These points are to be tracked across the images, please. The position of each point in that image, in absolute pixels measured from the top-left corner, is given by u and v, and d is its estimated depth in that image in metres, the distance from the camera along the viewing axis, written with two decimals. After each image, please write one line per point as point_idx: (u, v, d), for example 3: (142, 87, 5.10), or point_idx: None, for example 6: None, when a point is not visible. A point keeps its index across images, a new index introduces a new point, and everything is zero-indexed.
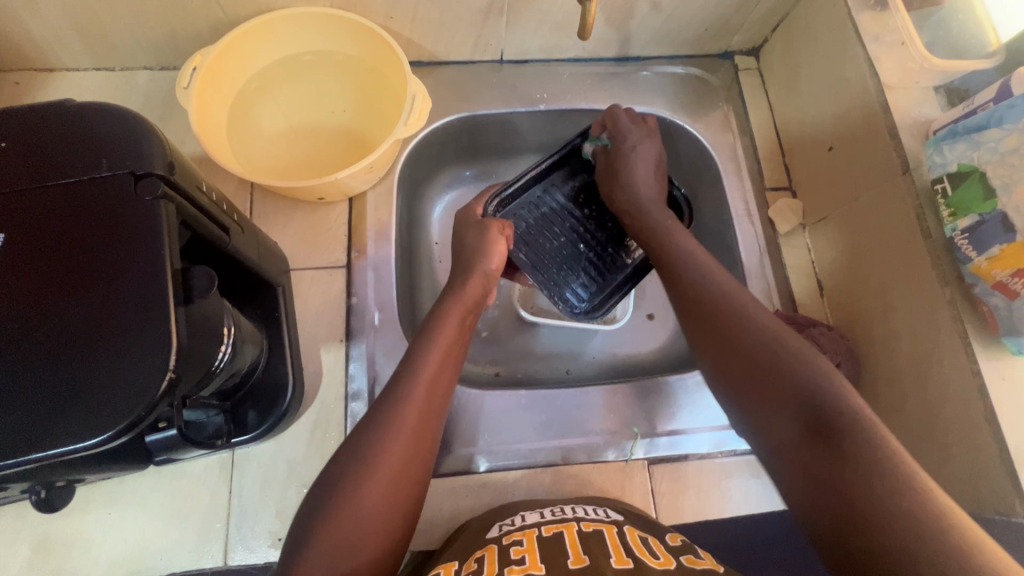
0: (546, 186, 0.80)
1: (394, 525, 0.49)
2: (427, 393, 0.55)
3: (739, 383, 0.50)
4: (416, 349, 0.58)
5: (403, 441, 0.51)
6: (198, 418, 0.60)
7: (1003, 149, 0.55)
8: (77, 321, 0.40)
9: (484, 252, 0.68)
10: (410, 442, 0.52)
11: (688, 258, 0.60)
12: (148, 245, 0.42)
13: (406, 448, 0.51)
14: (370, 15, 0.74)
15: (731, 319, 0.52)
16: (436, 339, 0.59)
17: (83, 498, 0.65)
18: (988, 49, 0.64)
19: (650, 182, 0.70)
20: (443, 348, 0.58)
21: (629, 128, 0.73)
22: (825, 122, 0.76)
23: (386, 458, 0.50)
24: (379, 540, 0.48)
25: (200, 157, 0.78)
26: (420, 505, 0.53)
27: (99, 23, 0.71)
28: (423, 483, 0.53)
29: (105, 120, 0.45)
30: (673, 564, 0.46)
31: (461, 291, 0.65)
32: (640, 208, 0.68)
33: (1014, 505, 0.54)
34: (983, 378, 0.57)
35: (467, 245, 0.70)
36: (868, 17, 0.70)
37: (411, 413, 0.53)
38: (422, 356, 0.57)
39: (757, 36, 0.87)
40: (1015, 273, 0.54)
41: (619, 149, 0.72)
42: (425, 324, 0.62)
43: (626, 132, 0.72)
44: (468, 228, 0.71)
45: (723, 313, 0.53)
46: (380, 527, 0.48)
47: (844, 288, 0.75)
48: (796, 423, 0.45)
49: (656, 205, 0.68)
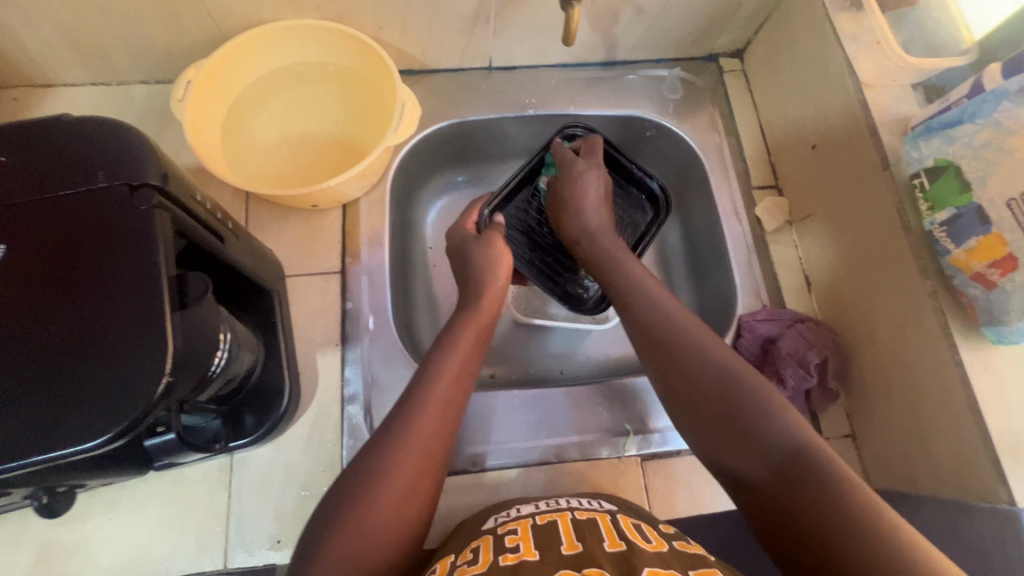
0: (524, 193, 0.83)
1: (410, 521, 0.50)
2: (444, 405, 0.56)
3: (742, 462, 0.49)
4: (432, 361, 0.59)
5: (419, 445, 0.53)
6: (196, 423, 0.63)
7: (976, 143, 0.56)
8: (76, 326, 0.41)
9: (489, 266, 0.70)
10: (422, 449, 0.53)
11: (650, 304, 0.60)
12: (144, 252, 0.43)
13: (419, 451, 0.52)
14: (360, 25, 0.76)
15: (687, 359, 0.55)
16: (455, 351, 0.60)
17: (85, 504, 0.66)
18: (963, 46, 0.66)
19: (599, 209, 0.71)
20: (459, 362, 0.59)
21: (574, 159, 0.73)
22: (808, 121, 0.78)
23: (402, 459, 0.51)
24: (393, 538, 0.49)
25: (196, 168, 0.79)
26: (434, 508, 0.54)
27: (95, 38, 0.72)
28: (438, 485, 0.54)
29: (100, 133, 0.47)
30: (665, 546, 0.48)
31: (477, 307, 0.66)
32: (591, 235, 0.69)
33: (997, 493, 0.55)
34: (964, 368, 0.58)
35: (473, 266, 0.70)
36: (846, 18, 0.71)
37: (429, 417, 0.54)
38: (439, 367, 0.58)
39: (741, 37, 0.88)
40: (992, 264, 0.55)
41: (573, 174, 0.72)
42: (439, 342, 0.62)
43: (578, 162, 0.73)
44: (473, 244, 0.72)
45: (688, 360, 0.55)
46: (395, 526, 0.49)
47: (831, 284, 0.76)
48: (760, 467, 0.48)
49: (605, 232, 0.69)
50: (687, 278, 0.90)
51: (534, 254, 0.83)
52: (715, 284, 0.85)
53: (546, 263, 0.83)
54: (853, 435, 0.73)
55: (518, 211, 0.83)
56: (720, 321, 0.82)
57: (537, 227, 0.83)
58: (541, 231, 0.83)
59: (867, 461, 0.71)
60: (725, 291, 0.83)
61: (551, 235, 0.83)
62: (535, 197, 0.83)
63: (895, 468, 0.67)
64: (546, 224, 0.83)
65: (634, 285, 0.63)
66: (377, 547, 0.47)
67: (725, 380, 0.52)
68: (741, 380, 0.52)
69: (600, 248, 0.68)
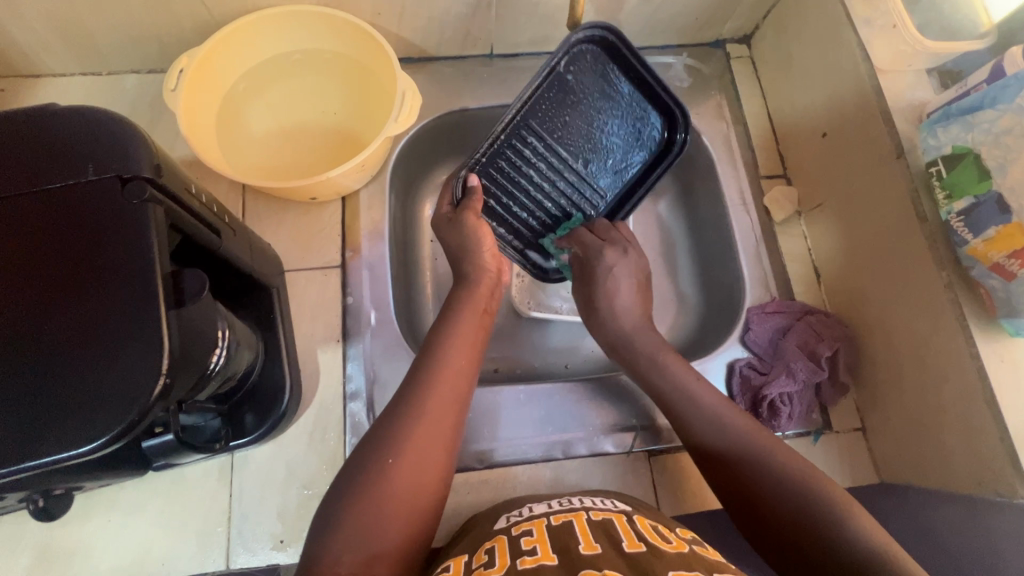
0: (532, 116, 0.72)
1: (419, 523, 0.49)
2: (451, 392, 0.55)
3: (768, 533, 0.52)
4: (432, 350, 0.58)
5: (424, 432, 0.52)
6: (196, 422, 0.60)
7: (997, 130, 0.54)
8: (67, 329, 0.39)
9: (473, 245, 0.67)
10: (429, 438, 0.52)
11: (684, 394, 0.62)
12: (136, 249, 0.41)
13: (423, 440, 0.51)
14: (357, 11, 0.73)
15: (707, 429, 0.59)
16: (457, 336, 0.60)
17: (82, 506, 0.64)
18: (981, 29, 0.63)
19: (631, 308, 0.71)
20: (464, 349, 0.59)
21: (602, 249, 0.73)
22: (819, 108, 0.76)
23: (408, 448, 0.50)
24: (401, 533, 0.47)
25: (190, 160, 0.77)
26: (443, 504, 0.52)
27: (83, 26, 0.70)
28: (449, 473, 0.53)
29: (89, 124, 0.45)
30: (686, 547, 0.47)
31: (471, 289, 0.65)
32: (627, 343, 0.69)
33: (1014, 487, 0.54)
34: (981, 361, 0.57)
35: (454, 245, 0.68)
36: (859, 1, 0.69)
37: (434, 403, 0.53)
38: (444, 352, 0.58)
39: (748, 23, 0.86)
40: (1011, 254, 0.53)
41: (602, 270, 0.72)
42: (433, 330, 0.61)
43: (607, 254, 0.72)
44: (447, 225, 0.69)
45: (721, 442, 0.57)
46: (403, 518, 0.48)
47: (842, 275, 0.74)
48: (777, 534, 0.51)
49: (641, 331, 0.69)
50: (694, 270, 0.88)
51: (517, 187, 0.77)
52: (722, 277, 0.84)
53: (532, 198, 0.78)
54: (864, 427, 0.72)
55: (508, 136, 0.73)
56: (728, 314, 0.80)
57: (535, 158, 0.75)
58: (529, 162, 0.75)
59: (878, 452, 0.70)
60: (733, 284, 0.81)
61: (548, 169, 0.76)
62: (532, 122, 0.72)
63: (908, 459, 0.66)
64: (547, 155, 0.75)
65: (682, 389, 0.63)
66: (382, 537, 0.46)
67: (737, 445, 0.56)
68: (752, 445, 0.56)
69: (637, 353, 0.68)
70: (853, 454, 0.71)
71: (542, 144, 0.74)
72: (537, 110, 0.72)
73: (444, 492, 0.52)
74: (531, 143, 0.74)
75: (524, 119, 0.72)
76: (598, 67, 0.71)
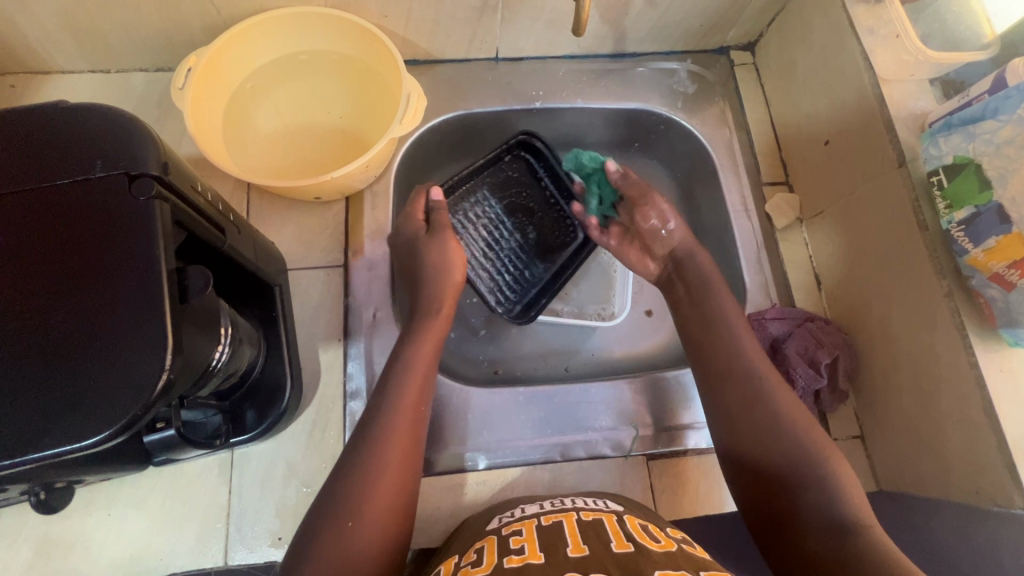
0: (478, 197, 0.84)
1: (390, 533, 0.51)
2: (418, 399, 0.58)
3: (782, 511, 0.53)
4: (395, 374, 0.59)
5: (398, 445, 0.54)
6: (197, 418, 0.61)
7: (998, 140, 0.54)
8: (77, 323, 0.40)
9: (444, 266, 0.67)
10: (405, 446, 0.55)
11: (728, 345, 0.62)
12: (144, 246, 0.42)
13: (400, 448, 0.54)
14: (364, 13, 0.74)
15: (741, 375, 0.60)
16: (418, 356, 0.61)
17: (83, 499, 0.65)
18: (983, 41, 0.64)
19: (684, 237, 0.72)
20: (420, 368, 0.60)
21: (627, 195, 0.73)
22: (822, 116, 0.76)
23: (391, 463, 0.53)
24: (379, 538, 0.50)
25: (197, 158, 0.78)
26: (411, 519, 0.54)
27: (94, 25, 0.71)
28: (413, 495, 0.54)
29: (98, 122, 0.45)
30: (674, 546, 0.47)
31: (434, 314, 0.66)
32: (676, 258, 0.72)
33: (1012, 497, 0.54)
34: (980, 370, 0.57)
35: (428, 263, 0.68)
36: (863, 11, 0.70)
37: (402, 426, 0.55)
38: (408, 371, 0.59)
39: (753, 30, 0.86)
40: (1011, 265, 0.54)
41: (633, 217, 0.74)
42: (399, 350, 0.62)
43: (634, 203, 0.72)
44: (425, 242, 0.67)
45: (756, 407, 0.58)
46: (387, 521, 0.51)
47: (842, 283, 0.75)
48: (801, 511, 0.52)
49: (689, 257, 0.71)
50: None
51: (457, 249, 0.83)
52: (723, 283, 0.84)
53: (477, 271, 0.83)
54: (862, 435, 0.72)
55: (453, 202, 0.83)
56: None
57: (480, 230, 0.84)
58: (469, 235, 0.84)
59: (876, 461, 0.71)
60: (734, 289, 0.81)
61: (489, 242, 0.84)
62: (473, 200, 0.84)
63: (905, 469, 0.67)
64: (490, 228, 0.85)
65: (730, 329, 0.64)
66: (365, 546, 0.49)
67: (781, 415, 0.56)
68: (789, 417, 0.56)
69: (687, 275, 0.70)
70: (851, 461, 0.71)
71: (489, 218, 0.85)
72: (481, 191, 0.84)
73: (413, 502, 0.54)
74: (471, 216, 0.84)
75: (467, 193, 0.84)
76: (523, 165, 0.85)
